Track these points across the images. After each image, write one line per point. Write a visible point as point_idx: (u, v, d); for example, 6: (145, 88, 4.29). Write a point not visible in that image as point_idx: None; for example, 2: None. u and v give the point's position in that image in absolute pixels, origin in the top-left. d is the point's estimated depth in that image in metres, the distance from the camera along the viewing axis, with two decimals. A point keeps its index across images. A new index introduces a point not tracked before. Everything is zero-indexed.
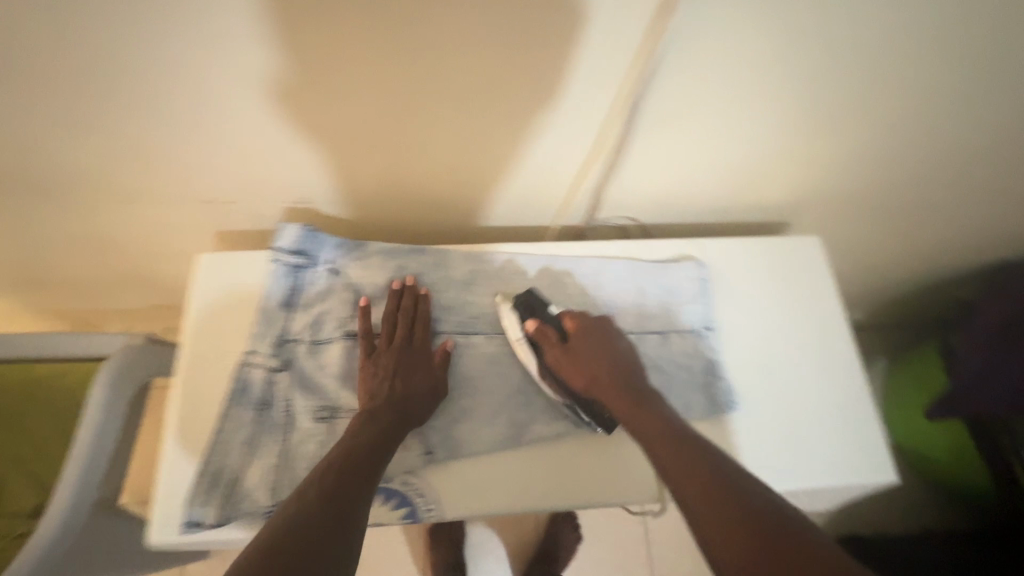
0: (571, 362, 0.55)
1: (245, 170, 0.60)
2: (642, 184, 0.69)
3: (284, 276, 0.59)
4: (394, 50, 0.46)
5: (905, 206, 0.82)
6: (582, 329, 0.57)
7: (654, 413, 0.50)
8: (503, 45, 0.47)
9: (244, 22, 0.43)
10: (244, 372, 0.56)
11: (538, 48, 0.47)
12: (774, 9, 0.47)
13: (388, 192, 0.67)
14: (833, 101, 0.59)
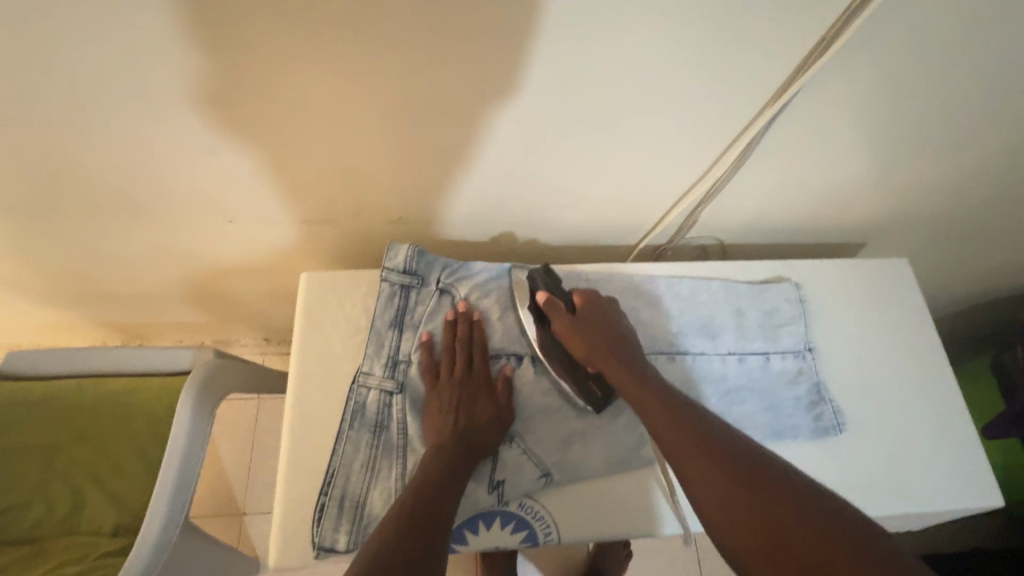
0: (576, 332, 0.56)
1: (360, 188, 0.59)
2: (741, 205, 0.69)
3: (395, 297, 0.59)
4: (554, 79, 0.46)
5: (982, 230, 0.82)
6: (589, 301, 0.58)
7: (641, 382, 0.52)
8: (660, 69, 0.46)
9: (413, 53, 0.41)
10: (358, 393, 0.56)
11: (692, 73, 0.47)
12: (924, 46, 0.47)
13: (497, 210, 0.67)
14: (951, 132, 0.59)
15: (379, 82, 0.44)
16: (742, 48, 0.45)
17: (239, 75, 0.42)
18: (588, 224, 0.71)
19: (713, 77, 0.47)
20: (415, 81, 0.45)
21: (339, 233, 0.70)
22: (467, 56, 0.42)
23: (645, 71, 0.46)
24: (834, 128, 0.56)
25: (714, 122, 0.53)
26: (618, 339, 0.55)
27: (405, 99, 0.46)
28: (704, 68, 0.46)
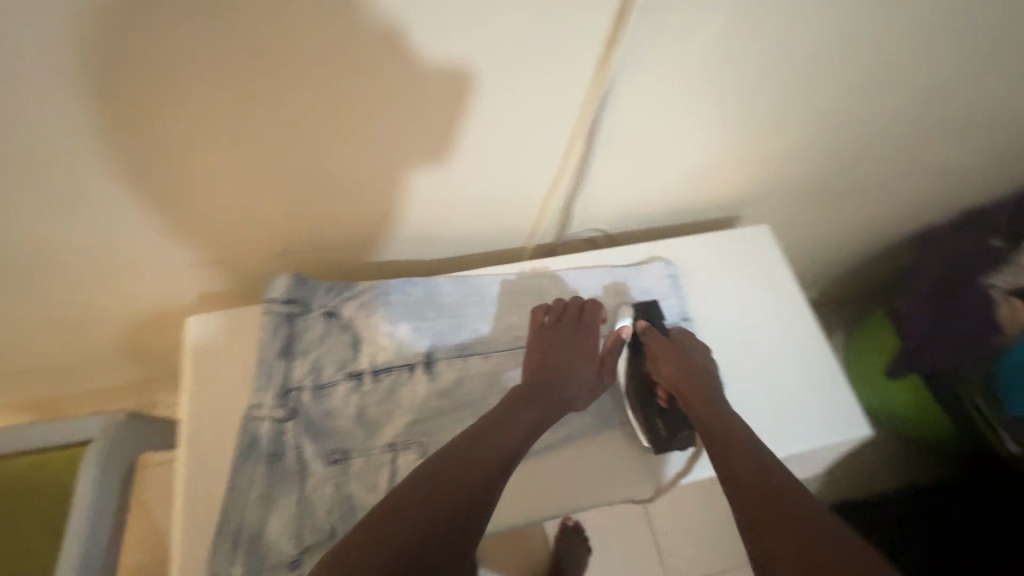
0: (668, 357, 0.63)
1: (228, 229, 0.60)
2: (610, 193, 0.73)
3: (280, 327, 0.61)
4: (383, 92, 0.48)
5: (837, 186, 0.91)
6: (684, 338, 0.65)
7: (718, 413, 0.57)
8: (483, 71, 0.49)
9: (233, 75, 0.43)
10: (251, 426, 0.56)
11: (517, 70, 0.50)
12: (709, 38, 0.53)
13: (377, 233, 0.69)
14: (772, 104, 0.65)
15: (209, 110, 0.45)
16: (553, 42, 0.48)
17: (61, 118, 0.43)
18: (471, 232, 0.74)
19: (537, 72, 0.51)
20: (246, 106, 0.46)
21: (226, 278, 0.70)
22: (287, 73, 0.44)
23: (469, 75, 0.49)
24: (668, 109, 0.61)
25: (555, 116, 0.57)
26: (699, 378, 0.61)
27: (241, 124, 0.48)
28: (526, 65, 0.50)
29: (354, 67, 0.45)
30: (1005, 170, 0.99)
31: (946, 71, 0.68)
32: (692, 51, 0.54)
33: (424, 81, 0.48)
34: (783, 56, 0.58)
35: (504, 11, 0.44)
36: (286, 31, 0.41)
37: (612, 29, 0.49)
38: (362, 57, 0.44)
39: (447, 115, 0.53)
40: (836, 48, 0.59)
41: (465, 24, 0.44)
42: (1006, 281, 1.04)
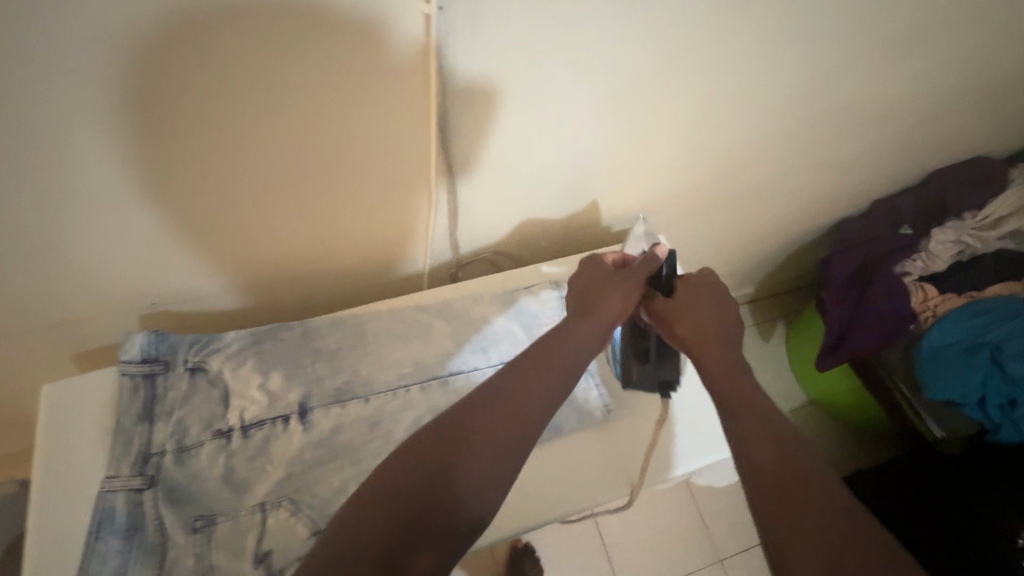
0: (683, 306, 0.57)
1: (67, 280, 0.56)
2: (495, 216, 0.72)
3: (140, 389, 0.57)
4: (182, 137, 0.46)
5: (740, 188, 0.90)
6: (703, 286, 0.59)
7: (728, 367, 0.52)
8: (297, 106, 0.47)
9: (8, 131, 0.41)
10: (104, 499, 0.52)
11: (332, 105, 0.48)
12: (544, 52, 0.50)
13: (246, 268, 0.65)
14: (641, 113, 0.63)
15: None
16: (362, 78, 0.47)
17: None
18: (354, 263, 0.72)
19: (355, 107, 0.49)
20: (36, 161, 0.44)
21: (95, 332, 0.66)
22: (64, 127, 0.42)
23: (273, 84, 0.44)
24: (527, 127, 0.58)
25: (397, 150, 0.55)
26: (708, 329, 0.55)
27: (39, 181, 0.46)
28: (341, 100, 0.48)
29: (139, 117, 0.43)
30: (906, 159, 1.00)
31: (817, 64, 0.67)
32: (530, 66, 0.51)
33: (227, 123, 0.47)
34: (634, 64, 0.56)
35: (292, 49, 0.42)
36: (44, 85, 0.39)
37: (426, 63, 0.47)
38: (141, 102, 0.42)
39: (272, 154, 0.51)
40: (690, 52, 0.57)
41: (247, 66, 0.42)
42: (916, 267, 1.06)
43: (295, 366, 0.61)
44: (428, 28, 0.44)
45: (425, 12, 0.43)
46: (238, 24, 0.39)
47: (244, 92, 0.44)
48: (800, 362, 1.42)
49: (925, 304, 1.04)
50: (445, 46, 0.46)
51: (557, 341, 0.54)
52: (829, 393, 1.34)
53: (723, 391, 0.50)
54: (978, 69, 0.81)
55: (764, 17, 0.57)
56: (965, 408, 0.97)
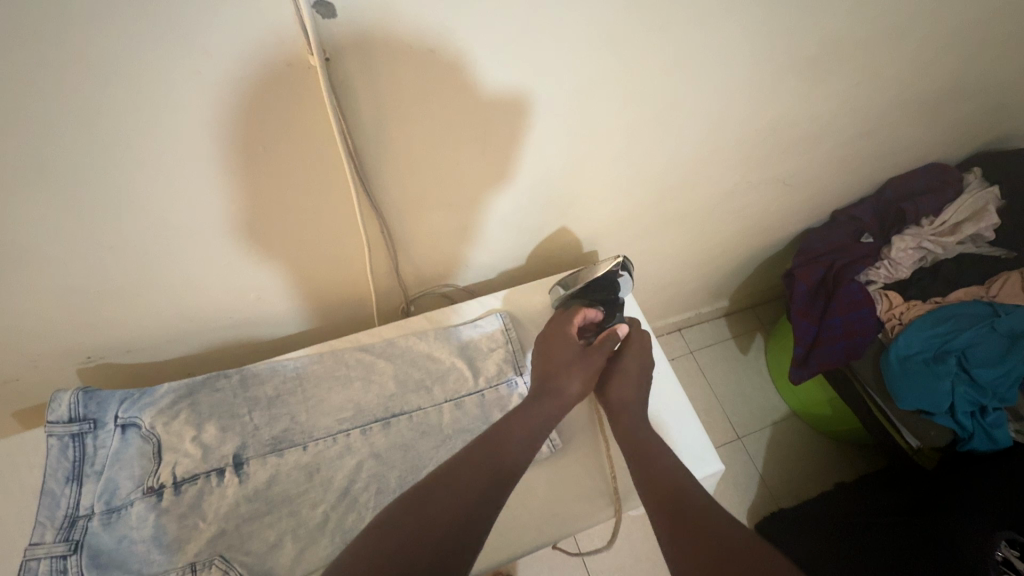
0: (622, 373, 0.64)
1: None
2: (436, 250, 0.71)
3: (68, 449, 0.56)
4: (80, 188, 0.46)
5: (694, 207, 0.90)
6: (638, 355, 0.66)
7: (630, 425, 0.59)
8: (201, 156, 0.48)
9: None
10: (26, 569, 0.51)
11: (237, 154, 0.49)
12: (453, 93, 0.51)
13: (185, 311, 0.65)
14: (569, 144, 0.64)
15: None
16: (263, 130, 0.47)
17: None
18: (300, 303, 0.71)
19: (264, 155, 0.50)
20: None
21: (35, 381, 0.66)
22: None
23: (165, 135, 0.45)
24: (450, 163, 0.59)
25: (314, 190, 0.55)
26: (633, 405, 0.61)
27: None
28: (244, 150, 0.48)
29: (29, 171, 0.43)
30: (860, 169, 1.00)
31: (747, 89, 0.67)
32: (441, 107, 0.52)
33: (126, 174, 0.47)
34: (551, 99, 0.56)
35: (183, 104, 0.43)
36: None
37: (326, 111, 0.47)
38: (31, 158, 0.43)
39: (184, 203, 0.51)
40: (608, 84, 0.57)
41: (135, 118, 0.43)
42: (881, 275, 1.07)
43: (228, 416, 0.60)
44: (319, 80, 0.44)
45: (311, 63, 0.43)
46: (115, 81, 0.39)
47: (140, 145, 0.45)
48: (779, 373, 1.41)
49: (891, 313, 1.04)
50: (342, 94, 0.46)
51: (531, 413, 0.57)
52: (809, 403, 1.33)
53: (637, 441, 0.57)
54: (917, 82, 0.81)
55: (676, 49, 0.57)
56: (936, 417, 0.96)
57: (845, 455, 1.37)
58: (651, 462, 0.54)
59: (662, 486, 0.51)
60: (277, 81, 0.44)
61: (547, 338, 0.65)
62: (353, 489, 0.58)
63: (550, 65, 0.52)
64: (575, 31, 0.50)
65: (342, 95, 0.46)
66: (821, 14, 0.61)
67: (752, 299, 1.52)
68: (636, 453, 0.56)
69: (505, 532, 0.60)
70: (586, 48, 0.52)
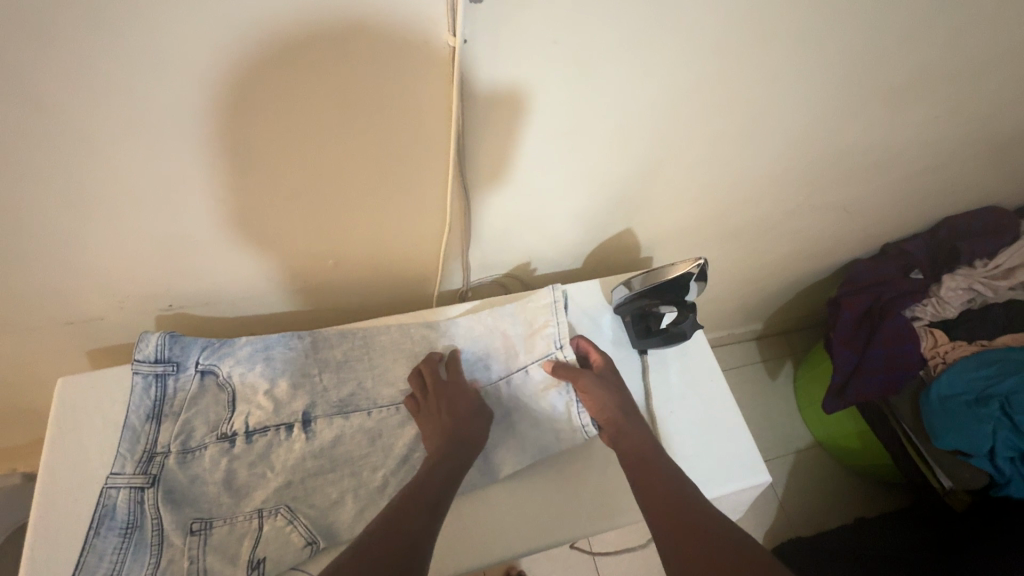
0: (599, 390, 0.62)
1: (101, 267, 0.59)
2: (506, 238, 0.73)
3: (150, 388, 0.58)
4: (205, 142, 0.48)
5: (751, 225, 0.91)
6: (606, 368, 0.65)
7: (630, 433, 0.59)
8: (319, 124, 0.49)
9: (41, 128, 0.43)
10: (107, 496, 0.54)
11: (349, 125, 0.50)
12: (563, 85, 0.52)
13: (268, 270, 0.68)
14: (652, 147, 0.65)
15: (43, 161, 0.46)
16: (381, 105, 0.49)
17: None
18: (367, 275, 0.74)
19: (378, 127, 0.51)
20: (69, 158, 0.47)
21: (121, 322, 0.69)
22: (98, 126, 0.44)
23: (300, 99, 0.47)
24: (541, 154, 0.61)
25: (412, 166, 0.57)
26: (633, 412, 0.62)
27: (75, 178, 0.49)
28: (358, 124, 0.51)
29: (166, 122, 0.46)
30: (917, 205, 1.01)
31: (829, 114, 0.69)
32: (551, 97, 0.53)
33: (247, 133, 0.49)
34: (648, 99, 0.58)
35: (318, 75, 0.45)
36: (78, 85, 0.41)
37: (448, 89, 0.49)
38: (170, 109, 0.45)
39: (295, 165, 0.53)
40: (705, 91, 0.59)
41: (274, 81, 0.44)
42: (926, 312, 1.07)
43: (301, 374, 0.62)
44: (450, 59, 0.46)
45: (450, 45, 0.45)
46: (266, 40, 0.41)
47: (269, 105, 0.46)
48: (809, 400, 1.40)
49: (935, 351, 1.04)
50: (465, 79, 0.48)
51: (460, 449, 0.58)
52: (837, 434, 1.33)
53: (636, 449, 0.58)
54: (994, 122, 0.82)
55: (778, 65, 0.58)
56: (973, 458, 0.95)
57: (869, 491, 1.36)
58: (655, 472, 0.55)
59: (661, 497, 0.52)
60: (412, 62, 0.46)
61: (441, 395, 0.62)
62: (411, 460, 0.60)
63: (657, 64, 0.53)
64: (690, 34, 0.51)
65: (468, 78, 0.48)
66: (919, 47, 0.62)
67: (784, 324, 1.52)
68: (634, 457, 0.57)
69: (559, 517, 0.62)
70: (695, 54, 0.54)
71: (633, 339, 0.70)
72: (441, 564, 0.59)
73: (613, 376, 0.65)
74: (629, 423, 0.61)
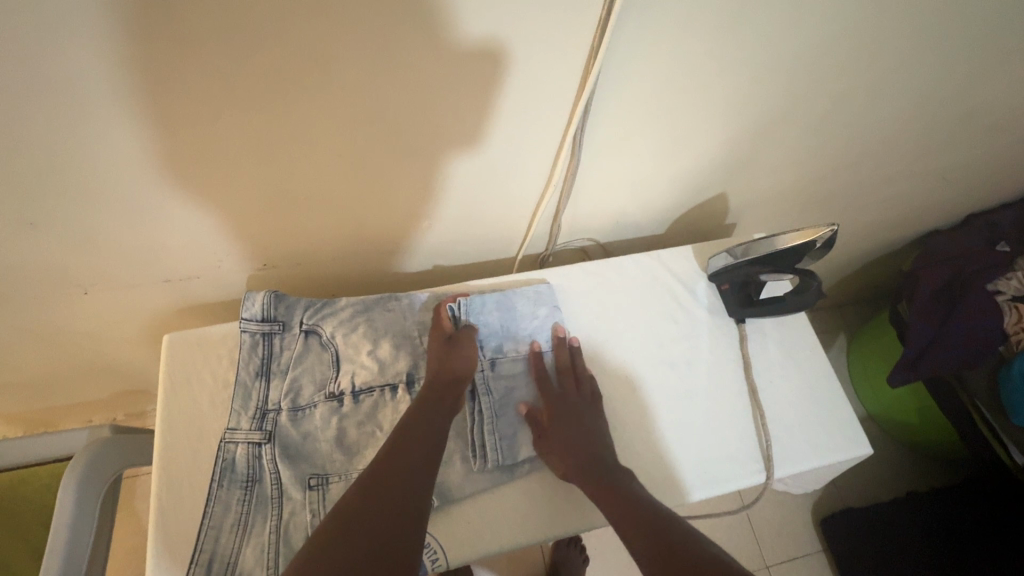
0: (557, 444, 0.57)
1: (207, 227, 0.59)
2: (598, 203, 0.71)
3: (258, 346, 0.59)
4: (335, 98, 0.47)
5: (841, 193, 0.87)
6: (562, 419, 0.58)
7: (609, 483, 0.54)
8: (454, 77, 0.47)
9: (189, 78, 0.42)
10: (226, 450, 0.55)
11: (484, 77, 0.48)
12: (704, 32, 0.49)
13: (362, 232, 0.67)
14: (770, 105, 0.62)
15: (182, 113, 0.44)
16: (523, 55, 0.47)
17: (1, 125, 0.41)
18: (456, 241, 0.73)
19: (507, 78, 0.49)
20: (208, 110, 0.45)
21: (215, 281, 0.69)
22: (238, 74, 0.42)
23: (444, 52, 0.45)
24: (657, 111, 0.58)
25: (525, 123, 0.55)
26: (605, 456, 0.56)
27: (208, 132, 0.47)
28: (491, 76, 0.49)
29: (304, 74, 0.44)
30: (1015, 173, 0.95)
31: (960, 72, 0.65)
32: (688, 44, 0.50)
33: (384, 86, 0.47)
34: (782, 49, 0.54)
35: (470, 24, 0.43)
36: (237, 31, 0.39)
37: (595, 37, 0.47)
38: (317, 58, 0.43)
39: (414, 123, 0.52)
40: (843, 42, 0.55)
41: (429, 29, 0.42)
42: (1011, 286, 1.00)
43: (399, 336, 0.62)
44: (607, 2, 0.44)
45: None
46: None
47: (415, 57, 0.44)
48: (864, 374, 1.37)
49: (1019, 327, 0.97)
50: (615, 27, 0.46)
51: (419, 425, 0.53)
52: (893, 408, 1.30)
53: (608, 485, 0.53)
54: None
55: (924, 16, 0.54)
56: None
57: (920, 465, 1.35)
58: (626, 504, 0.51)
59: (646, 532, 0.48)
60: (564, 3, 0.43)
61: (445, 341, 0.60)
62: (499, 422, 0.58)
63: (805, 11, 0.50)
64: None
65: (613, 26, 0.46)
66: None
67: (838, 297, 1.49)
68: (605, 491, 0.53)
69: (666, 487, 0.60)
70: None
71: (733, 307, 0.68)
72: (549, 527, 0.57)
73: (580, 426, 0.58)
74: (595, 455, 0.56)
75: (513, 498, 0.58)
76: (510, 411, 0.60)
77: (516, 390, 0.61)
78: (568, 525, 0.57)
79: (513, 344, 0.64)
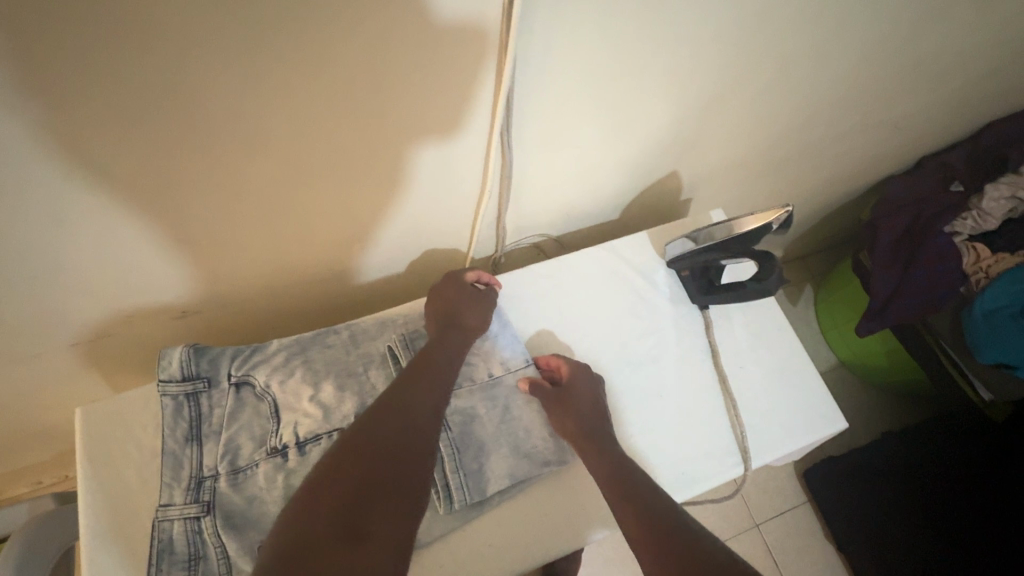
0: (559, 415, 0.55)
1: (99, 291, 0.51)
2: (543, 199, 0.66)
3: (183, 409, 0.53)
4: (211, 132, 0.40)
5: (794, 156, 0.84)
6: (565, 393, 0.56)
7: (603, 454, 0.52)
8: (347, 92, 0.41)
9: (26, 130, 0.35)
10: (161, 529, 0.49)
11: (384, 88, 0.42)
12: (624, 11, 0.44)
13: (289, 266, 0.60)
14: (710, 79, 0.57)
15: (26, 174, 0.37)
16: (426, 57, 0.41)
17: None
18: (396, 258, 0.67)
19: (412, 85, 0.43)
20: (63, 163, 0.38)
21: (133, 341, 0.62)
22: (79, 123, 0.35)
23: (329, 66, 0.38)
24: (589, 98, 0.53)
25: (445, 130, 0.49)
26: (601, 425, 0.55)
27: (65, 189, 0.39)
28: (392, 86, 0.42)
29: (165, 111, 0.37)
30: (961, 116, 0.94)
31: (900, 24, 0.62)
32: (610, 25, 0.45)
33: (271, 110, 0.40)
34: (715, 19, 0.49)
35: (353, 30, 0.37)
36: (71, 66, 0.32)
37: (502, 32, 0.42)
38: (181, 88, 0.36)
39: (315, 146, 0.45)
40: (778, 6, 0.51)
41: (310, 40, 0.36)
42: (966, 227, 0.99)
43: (342, 375, 0.57)
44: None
45: None
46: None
47: (296, 74, 0.38)
48: (832, 323, 1.39)
49: (977, 266, 0.97)
50: (524, 20, 0.41)
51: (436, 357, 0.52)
52: (863, 355, 1.32)
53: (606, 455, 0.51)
54: None
55: None
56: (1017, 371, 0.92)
57: (890, 405, 1.39)
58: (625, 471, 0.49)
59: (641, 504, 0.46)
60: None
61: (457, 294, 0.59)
62: (463, 458, 0.54)
63: None
64: None
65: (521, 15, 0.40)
66: None
67: (801, 249, 1.49)
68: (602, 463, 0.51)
69: None
70: None
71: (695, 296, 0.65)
72: (527, 556, 0.54)
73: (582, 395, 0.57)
74: (592, 421, 0.55)
75: (486, 531, 0.54)
76: (472, 444, 0.55)
77: (477, 421, 0.56)
78: (545, 551, 0.54)
79: (469, 371, 0.58)
